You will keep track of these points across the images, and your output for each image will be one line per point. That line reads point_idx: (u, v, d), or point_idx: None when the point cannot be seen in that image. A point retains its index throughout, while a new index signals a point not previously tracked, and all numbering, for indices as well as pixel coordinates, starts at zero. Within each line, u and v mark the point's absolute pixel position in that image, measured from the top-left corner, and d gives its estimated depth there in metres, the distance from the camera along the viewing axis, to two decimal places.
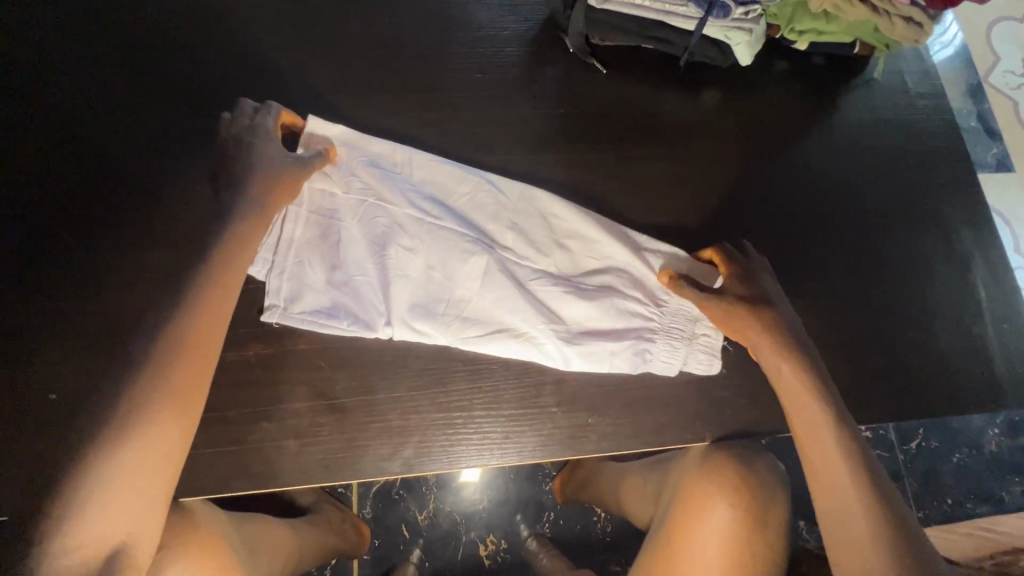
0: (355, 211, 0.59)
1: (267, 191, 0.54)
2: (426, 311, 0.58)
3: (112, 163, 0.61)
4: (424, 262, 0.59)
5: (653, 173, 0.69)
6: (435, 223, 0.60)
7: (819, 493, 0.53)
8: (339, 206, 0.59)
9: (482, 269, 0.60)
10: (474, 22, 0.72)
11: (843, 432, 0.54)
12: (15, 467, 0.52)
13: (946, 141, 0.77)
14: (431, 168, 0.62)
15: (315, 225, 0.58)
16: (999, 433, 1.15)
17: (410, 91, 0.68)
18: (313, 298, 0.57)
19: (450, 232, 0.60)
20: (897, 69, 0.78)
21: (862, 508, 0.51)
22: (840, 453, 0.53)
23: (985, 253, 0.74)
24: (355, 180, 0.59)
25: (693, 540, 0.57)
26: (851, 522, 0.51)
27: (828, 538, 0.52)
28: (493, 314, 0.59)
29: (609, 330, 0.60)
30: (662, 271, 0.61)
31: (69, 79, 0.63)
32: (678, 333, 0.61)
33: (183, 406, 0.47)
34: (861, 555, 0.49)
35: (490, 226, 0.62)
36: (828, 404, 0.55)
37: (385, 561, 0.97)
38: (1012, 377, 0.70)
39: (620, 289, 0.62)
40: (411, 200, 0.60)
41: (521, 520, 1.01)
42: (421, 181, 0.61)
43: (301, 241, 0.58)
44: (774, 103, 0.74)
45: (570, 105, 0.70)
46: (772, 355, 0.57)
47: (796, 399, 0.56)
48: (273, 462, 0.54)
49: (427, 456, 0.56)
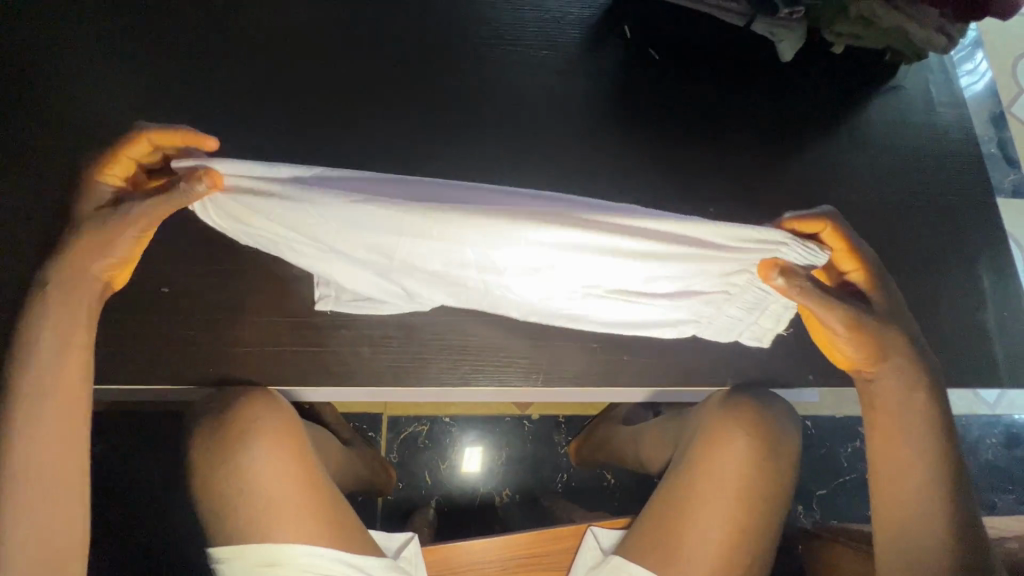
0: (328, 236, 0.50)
1: (92, 240, 0.49)
2: (457, 294, 0.58)
3: (216, 93, 0.68)
4: (432, 269, 0.54)
5: (694, 150, 0.77)
6: (420, 245, 0.50)
7: (879, 466, 0.61)
8: (311, 230, 0.50)
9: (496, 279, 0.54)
10: (545, 4, 0.80)
11: (927, 420, 0.60)
12: (117, 345, 0.59)
13: (964, 148, 0.84)
14: (355, 208, 0.47)
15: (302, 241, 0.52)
16: (996, 441, 1.22)
17: (484, 58, 0.75)
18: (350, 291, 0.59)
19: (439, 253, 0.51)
20: (923, 78, 0.86)
21: (919, 485, 0.59)
22: (921, 435, 0.60)
23: (991, 249, 0.81)
24: (295, 217, 0.48)
25: (712, 467, 0.64)
26: (901, 492, 0.60)
27: (878, 499, 0.61)
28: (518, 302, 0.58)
29: (676, 291, 0.57)
30: (767, 263, 0.51)
31: (182, 20, 0.70)
32: (752, 302, 0.59)
33: (69, 425, 0.48)
34: (899, 517, 0.59)
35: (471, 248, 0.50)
36: (918, 387, 0.61)
37: (406, 503, 1.03)
38: (1005, 361, 0.77)
39: (701, 278, 0.55)
40: (373, 229, 0.49)
41: (535, 478, 1.07)
42: (354, 213, 0.47)
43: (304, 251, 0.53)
44: (808, 97, 0.81)
45: (624, 85, 0.78)
46: (896, 350, 0.60)
47: (891, 380, 0.61)
48: (349, 363, 0.62)
49: (480, 374, 0.64)
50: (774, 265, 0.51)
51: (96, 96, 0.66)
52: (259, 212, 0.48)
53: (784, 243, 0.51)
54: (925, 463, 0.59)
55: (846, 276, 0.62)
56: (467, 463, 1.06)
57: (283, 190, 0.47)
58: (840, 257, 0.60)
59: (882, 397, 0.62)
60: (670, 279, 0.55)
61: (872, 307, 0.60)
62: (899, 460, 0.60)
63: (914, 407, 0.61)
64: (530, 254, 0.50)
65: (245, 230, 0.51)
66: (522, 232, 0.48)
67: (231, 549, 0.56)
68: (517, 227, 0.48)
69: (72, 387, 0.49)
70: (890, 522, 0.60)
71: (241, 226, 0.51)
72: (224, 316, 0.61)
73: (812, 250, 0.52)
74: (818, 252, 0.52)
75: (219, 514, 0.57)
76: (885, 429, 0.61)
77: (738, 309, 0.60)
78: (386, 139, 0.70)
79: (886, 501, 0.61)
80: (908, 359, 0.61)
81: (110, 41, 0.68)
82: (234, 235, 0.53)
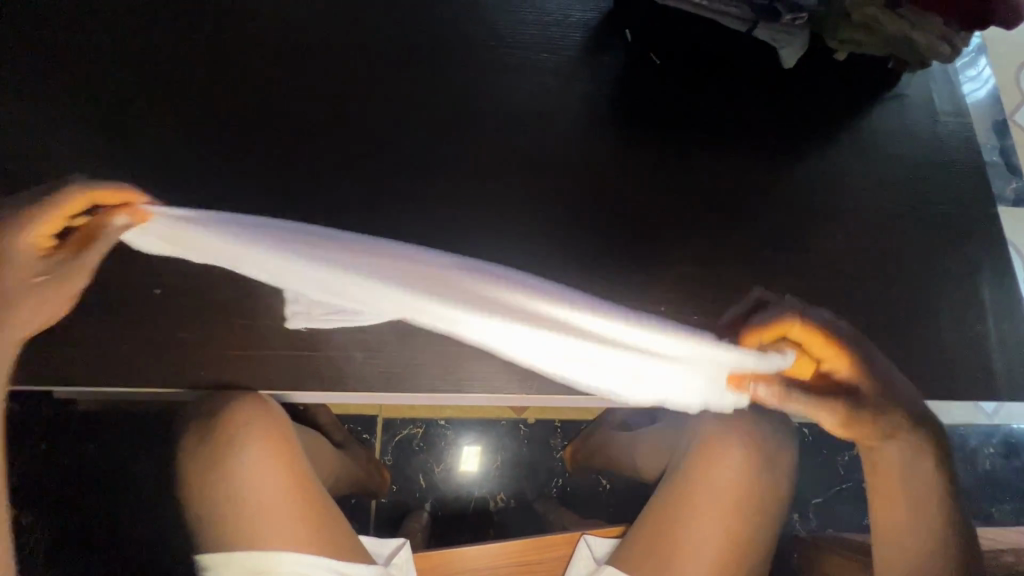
0: (257, 253, 0.61)
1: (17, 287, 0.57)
2: (382, 309, 0.62)
3: (212, 95, 0.68)
4: (356, 285, 0.62)
5: (694, 157, 0.76)
6: (340, 253, 0.62)
7: (880, 496, 0.75)
8: (242, 249, 0.61)
9: (420, 293, 0.63)
10: (545, 8, 0.79)
11: (916, 463, 0.74)
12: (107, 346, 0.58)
13: (966, 158, 0.83)
14: (291, 226, 0.63)
15: (238, 266, 0.61)
16: (996, 452, 1.21)
17: (483, 61, 0.75)
18: (322, 310, 0.61)
19: (358, 266, 0.62)
20: (927, 86, 0.85)
21: (919, 516, 0.73)
22: (920, 476, 0.74)
23: (993, 260, 0.80)
24: (229, 232, 0.62)
25: (700, 480, 0.66)
26: (908, 525, 0.73)
27: (878, 528, 0.75)
28: (455, 327, 0.62)
29: (625, 356, 0.63)
30: (737, 376, 0.64)
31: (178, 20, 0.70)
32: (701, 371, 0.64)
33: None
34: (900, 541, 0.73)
35: (383, 253, 0.64)
36: (914, 444, 0.73)
37: (399, 507, 1.01)
38: (1005, 373, 0.77)
39: (653, 359, 0.63)
40: (298, 239, 0.63)
41: (529, 483, 1.06)
42: (289, 229, 0.63)
43: (240, 275, 0.61)
44: (809, 103, 0.80)
45: (625, 89, 0.77)
46: (892, 428, 0.72)
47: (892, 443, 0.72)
48: (342, 368, 0.61)
49: (474, 380, 0.62)
50: (739, 375, 0.64)
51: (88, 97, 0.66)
52: (192, 236, 0.61)
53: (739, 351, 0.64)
54: (923, 505, 0.74)
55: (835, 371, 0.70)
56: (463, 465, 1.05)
57: (226, 217, 0.63)
58: (813, 349, 0.68)
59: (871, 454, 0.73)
60: (625, 355, 0.63)
61: (863, 394, 0.71)
62: (886, 497, 0.75)
63: (903, 457, 0.74)
64: (440, 268, 0.64)
65: (181, 251, 0.61)
66: (429, 247, 0.66)
67: (221, 556, 0.57)
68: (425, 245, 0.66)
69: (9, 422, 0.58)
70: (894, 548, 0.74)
71: (181, 238, 0.61)
72: (214, 318, 0.60)
73: (774, 359, 0.65)
74: (784, 359, 0.65)
75: (216, 521, 0.58)
76: (884, 476, 0.74)
77: (705, 391, 0.64)
78: (383, 140, 0.69)
79: (885, 527, 0.74)
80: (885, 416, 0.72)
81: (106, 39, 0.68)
82: (180, 254, 0.61)
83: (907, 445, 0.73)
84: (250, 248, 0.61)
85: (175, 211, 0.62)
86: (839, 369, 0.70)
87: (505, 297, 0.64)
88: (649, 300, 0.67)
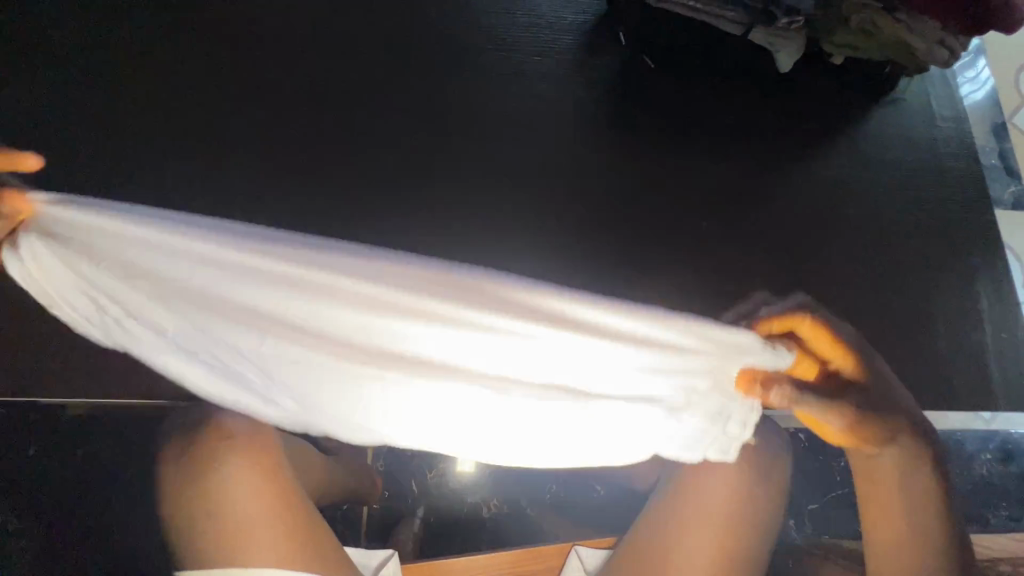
0: (174, 281, 0.46)
1: None
2: (352, 369, 0.49)
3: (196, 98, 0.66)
4: (307, 336, 0.47)
5: (689, 162, 0.74)
6: (278, 279, 0.44)
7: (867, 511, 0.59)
8: (152, 274, 0.46)
9: (384, 350, 0.48)
10: (538, 11, 0.78)
11: (905, 474, 0.56)
12: None
13: (964, 163, 0.82)
14: (194, 234, 0.44)
15: (167, 304, 0.48)
16: (991, 457, 1.20)
17: (475, 64, 0.73)
18: (228, 356, 0.51)
19: (300, 310, 0.46)
20: (925, 91, 0.84)
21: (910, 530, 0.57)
22: (905, 486, 0.56)
23: (990, 266, 0.79)
24: (125, 246, 0.45)
25: (696, 492, 0.63)
26: (894, 542, 0.58)
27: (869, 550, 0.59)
28: (426, 393, 0.50)
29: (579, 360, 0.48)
30: (745, 372, 0.50)
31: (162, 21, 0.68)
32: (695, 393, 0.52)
33: None
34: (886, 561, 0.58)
35: (325, 283, 0.44)
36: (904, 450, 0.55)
37: (392, 514, 1.00)
38: (1001, 381, 0.76)
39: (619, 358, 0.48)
40: (216, 258, 0.44)
41: (522, 489, 1.03)
42: (201, 247, 0.44)
43: (169, 312, 0.49)
44: (807, 108, 0.79)
45: (619, 93, 0.76)
46: (888, 437, 0.54)
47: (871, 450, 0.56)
48: None
49: None
50: (746, 370, 0.50)
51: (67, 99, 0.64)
52: (74, 244, 0.45)
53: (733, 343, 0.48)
54: (923, 525, 0.57)
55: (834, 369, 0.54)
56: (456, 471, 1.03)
57: (109, 222, 0.44)
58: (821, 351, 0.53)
59: (863, 463, 0.57)
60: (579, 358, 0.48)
61: (870, 394, 0.53)
62: (886, 533, 0.58)
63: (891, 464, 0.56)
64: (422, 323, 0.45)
65: (49, 259, 0.46)
66: (401, 265, 0.43)
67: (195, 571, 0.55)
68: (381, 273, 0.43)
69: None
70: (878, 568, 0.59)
71: (49, 249, 0.45)
72: None
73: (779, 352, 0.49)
74: (779, 355, 0.49)
75: (189, 535, 0.55)
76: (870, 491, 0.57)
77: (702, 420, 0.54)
78: None
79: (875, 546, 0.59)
80: (908, 438, 0.55)
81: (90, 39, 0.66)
82: (57, 289, 0.48)
83: (908, 451, 0.56)
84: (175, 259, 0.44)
85: (46, 198, 0.44)
86: (844, 367, 0.53)
87: (468, 321, 0.45)
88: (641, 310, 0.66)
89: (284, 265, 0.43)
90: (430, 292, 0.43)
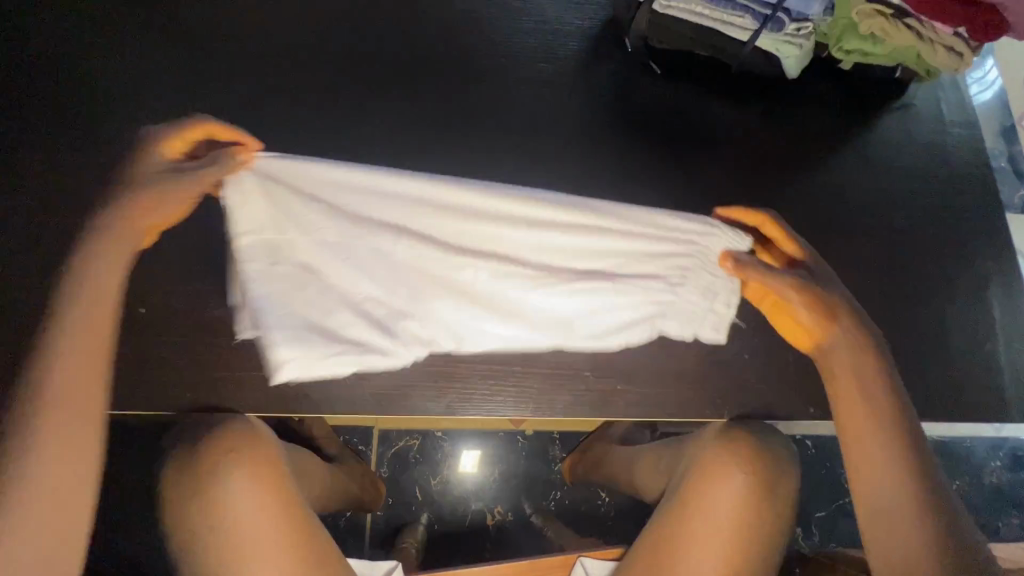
0: (326, 223, 0.55)
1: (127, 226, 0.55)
2: (473, 288, 0.58)
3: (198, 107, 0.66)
4: (438, 255, 0.57)
5: (695, 171, 0.74)
6: (419, 209, 0.56)
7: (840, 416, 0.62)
8: (304, 218, 0.54)
9: (504, 269, 0.58)
10: (543, 16, 0.77)
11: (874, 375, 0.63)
12: None
13: (975, 169, 0.81)
14: (350, 180, 0.55)
15: (311, 247, 0.55)
16: (1001, 465, 1.19)
17: (479, 72, 0.72)
18: (398, 293, 0.57)
19: (437, 239, 0.57)
20: (935, 96, 0.83)
21: (887, 436, 0.60)
22: (874, 386, 0.62)
23: (1003, 275, 0.78)
24: (280, 203, 0.54)
25: (704, 506, 0.62)
26: (872, 449, 0.60)
27: (849, 462, 0.60)
28: (545, 311, 0.60)
29: (587, 257, 0.60)
30: (722, 256, 0.62)
31: None
32: (675, 276, 0.61)
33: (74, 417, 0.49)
34: (870, 472, 0.59)
35: (461, 210, 0.57)
36: (864, 348, 0.64)
37: (396, 520, 0.99)
38: (1016, 392, 0.74)
39: (607, 249, 0.60)
40: (370, 198, 0.56)
41: (526, 495, 1.03)
42: (362, 191, 0.55)
43: (341, 254, 0.55)
44: (813, 115, 0.78)
45: (624, 101, 0.75)
46: (847, 336, 0.64)
47: (839, 343, 0.64)
48: (330, 390, 0.60)
49: (467, 402, 0.61)
50: (728, 252, 0.62)
51: None
52: (291, 203, 0.54)
53: (705, 234, 0.62)
54: (894, 431, 0.60)
55: (790, 257, 0.67)
56: (460, 478, 1.02)
57: (288, 176, 0.54)
58: (780, 243, 0.68)
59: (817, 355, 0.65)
60: (580, 255, 0.60)
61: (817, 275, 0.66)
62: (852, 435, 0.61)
63: (865, 371, 0.63)
64: (525, 239, 0.59)
65: (319, 217, 0.55)
66: (515, 194, 0.58)
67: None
68: (503, 198, 0.57)
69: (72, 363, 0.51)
70: (865, 484, 0.59)
71: (292, 204, 0.54)
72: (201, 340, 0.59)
73: (725, 232, 0.62)
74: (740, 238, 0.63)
75: (191, 552, 0.55)
76: (841, 391, 0.63)
77: (694, 295, 0.62)
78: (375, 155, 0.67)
79: (855, 459, 0.60)
80: (843, 318, 0.64)
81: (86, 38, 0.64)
82: (253, 245, 0.54)
83: (862, 350, 0.64)
84: (338, 207, 0.55)
85: (267, 170, 0.53)
86: (795, 255, 0.67)
87: (569, 229, 0.59)
88: None
89: (410, 185, 0.56)
90: (535, 202, 0.58)
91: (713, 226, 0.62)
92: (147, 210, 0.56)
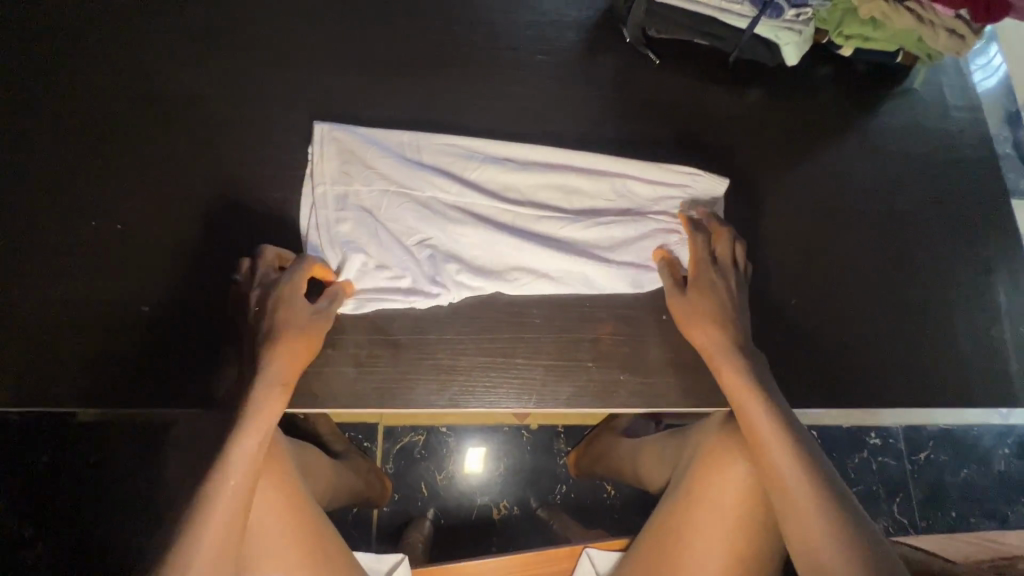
0: (393, 173, 0.63)
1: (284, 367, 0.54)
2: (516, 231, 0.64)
3: (200, 108, 0.67)
4: (486, 205, 0.64)
5: (695, 159, 0.73)
6: (471, 168, 0.65)
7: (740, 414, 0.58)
8: (374, 169, 0.63)
9: (540, 213, 0.65)
10: (540, 7, 0.76)
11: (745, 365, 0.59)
12: (115, 366, 0.59)
13: (978, 154, 0.81)
14: (416, 143, 0.65)
15: (372, 196, 0.62)
16: (1009, 452, 1.18)
17: (477, 65, 0.72)
18: (444, 239, 0.63)
19: (484, 190, 0.64)
20: (937, 81, 0.82)
21: (773, 429, 0.56)
22: (745, 379, 0.58)
23: (1008, 259, 0.78)
24: (353, 158, 0.63)
25: (709, 495, 0.62)
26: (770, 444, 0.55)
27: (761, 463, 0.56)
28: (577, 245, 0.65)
29: (591, 200, 0.67)
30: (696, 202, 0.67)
31: (162, 31, 0.68)
32: (673, 210, 0.67)
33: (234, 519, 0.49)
34: (777, 470, 0.54)
35: (504, 164, 0.66)
36: (736, 341, 0.61)
37: (402, 515, 0.99)
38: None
39: (607, 192, 0.67)
40: (430, 155, 0.65)
41: (531, 489, 1.03)
42: (425, 152, 0.65)
43: (397, 203, 0.62)
44: (813, 102, 0.78)
45: (623, 92, 0.75)
46: (712, 327, 0.61)
47: (714, 341, 0.61)
48: (334, 385, 0.60)
49: (471, 395, 0.61)
50: (660, 250, 0.65)
51: (75, 111, 0.65)
52: (363, 159, 0.63)
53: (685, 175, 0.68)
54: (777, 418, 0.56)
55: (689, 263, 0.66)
56: (467, 473, 1.02)
57: (367, 135, 0.64)
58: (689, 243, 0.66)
59: (709, 348, 0.61)
60: (584, 197, 0.66)
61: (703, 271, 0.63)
62: (757, 441, 0.56)
63: (737, 362, 0.59)
64: (544, 187, 0.66)
65: (385, 170, 0.63)
66: (533, 147, 0.68)
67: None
68: (521, 151, 0.67)
69: (237, 496, 0.49)
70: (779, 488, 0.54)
71: (363, 158, 0.63)
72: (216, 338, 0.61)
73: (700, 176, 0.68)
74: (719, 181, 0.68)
75: None
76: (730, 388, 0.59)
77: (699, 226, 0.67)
78: None
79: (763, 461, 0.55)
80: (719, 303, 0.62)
81: (101, 52, 0.67)
82: (327, 193, 0.62)
83: (734, 342, 0.61)
84: (401, 161, 0.64)
85: (343, 128, 0.64)
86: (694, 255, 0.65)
87: (567, 173, 0.66)
88: (649, 310, 0.67)
89: (463, 144, 0.66)
90: (562, 153, 0.67)
91: (694, 169, 0.68)
92: (302, 353, 0.56)
